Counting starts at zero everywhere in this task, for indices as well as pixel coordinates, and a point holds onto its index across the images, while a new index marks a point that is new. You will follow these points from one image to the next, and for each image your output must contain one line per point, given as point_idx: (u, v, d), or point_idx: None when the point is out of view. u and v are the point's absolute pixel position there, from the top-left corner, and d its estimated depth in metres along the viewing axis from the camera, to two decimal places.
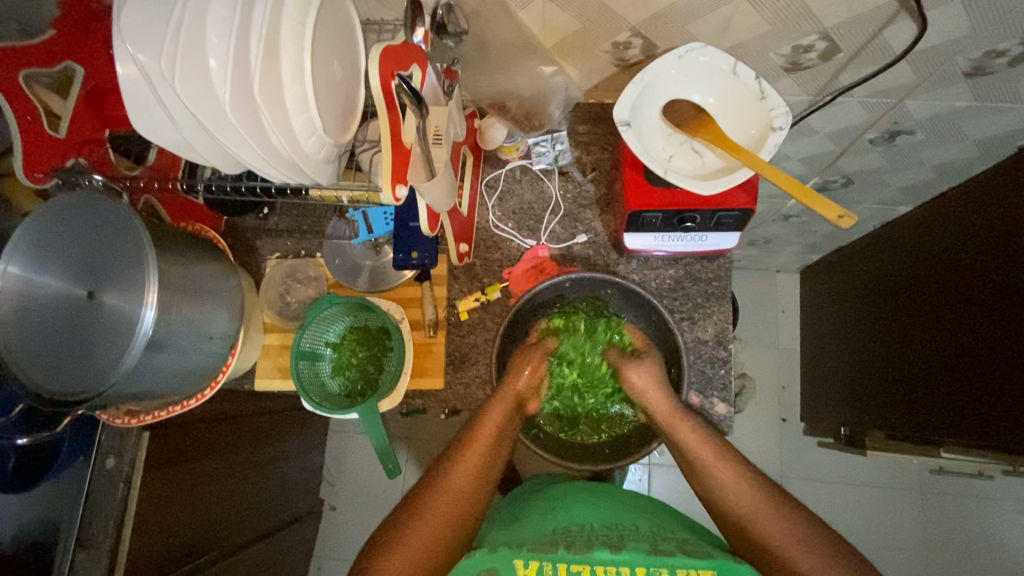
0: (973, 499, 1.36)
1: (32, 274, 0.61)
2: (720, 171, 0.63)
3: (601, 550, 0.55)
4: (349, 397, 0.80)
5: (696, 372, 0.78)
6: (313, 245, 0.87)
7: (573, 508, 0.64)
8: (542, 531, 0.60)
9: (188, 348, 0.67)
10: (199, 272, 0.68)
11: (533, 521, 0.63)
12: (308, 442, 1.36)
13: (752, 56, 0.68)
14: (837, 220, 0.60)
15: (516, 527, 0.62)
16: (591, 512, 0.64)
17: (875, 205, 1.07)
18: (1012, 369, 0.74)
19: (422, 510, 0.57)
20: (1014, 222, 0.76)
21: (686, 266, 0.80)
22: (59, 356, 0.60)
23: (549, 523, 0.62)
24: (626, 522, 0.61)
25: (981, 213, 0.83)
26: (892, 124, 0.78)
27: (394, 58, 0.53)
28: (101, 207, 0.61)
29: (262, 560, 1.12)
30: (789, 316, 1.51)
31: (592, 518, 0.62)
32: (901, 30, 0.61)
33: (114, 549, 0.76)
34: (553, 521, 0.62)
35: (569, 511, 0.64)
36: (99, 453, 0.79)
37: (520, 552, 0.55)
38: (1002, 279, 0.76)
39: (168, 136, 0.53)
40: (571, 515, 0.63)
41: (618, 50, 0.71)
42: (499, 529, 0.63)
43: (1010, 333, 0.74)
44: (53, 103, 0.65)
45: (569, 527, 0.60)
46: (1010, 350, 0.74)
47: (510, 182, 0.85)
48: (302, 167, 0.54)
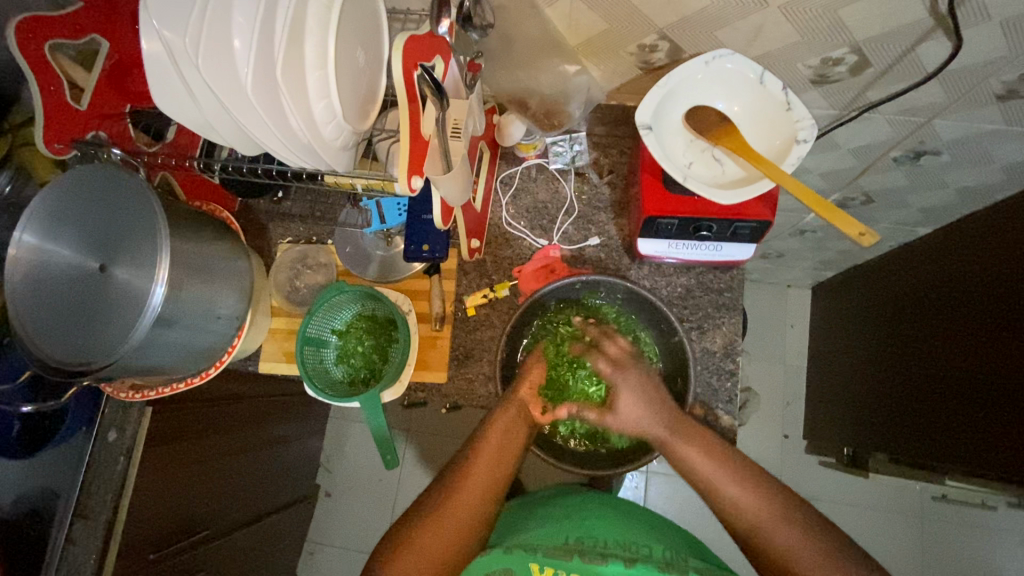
0: (974, 529, 1.34)
1: (45, 243, 0.61)
2: (740, 181, 0.62)
3: (612, 563, 0.60)
4: (352, 385, 0.80)
5: (702, 383, 0.77)
6: (324, 232, 0.87)
7: (586, 519, 0.66)
8: (558, 536, 0.63)
9: (195, 327, 0.67)
10: (210, 253, 0.68)
11: (548, 525, 0.66)
12: (308, 427, 1.36)
13: (779, 66, 0.67)
14: (857, 237, 0.59)
15: (533, 527, 0.66)
16: (608, 526, 0.66)
17: (894, 224, 1.06)
18: (1011, 404, 0.74)
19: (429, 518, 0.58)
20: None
21: (698, 275, 0.79)
22: (67, 328, 0.60)
23: (566, 528, 0.65)
24: (638, 541, 0.64)
25: (994, 243, 0.82)
26: (918, 144, 0.77)
27: (417, 48, 0.52)
28: (117, 182, 0.62)
29: (252, 543, 1.12)
30: (797, 332, 1.50)
31: (608, 533, 0.65)
32: (935, 48, 0.60)
33: (112, 520, 0.76)
34: (571, 528, 0.65)
35: (585, 521, 0.66)
36: (102, 426, 0.79)
37: (535, 555, 0.61)
38: (1006, 311, 0.76)
39: (186, 114, 0.52)
40: (589, 527, 0.65)
41: (643, 53, 0.70)
42: (517, 526, 0.67)
43: (1012, 367, 0.74)
44: (76, 74, 0.66)
45: (587, 538, 0.63)
46: (1011, 383, 0.74)
47: (526, 180, 0.85)
48: (320, 154, 0.54)
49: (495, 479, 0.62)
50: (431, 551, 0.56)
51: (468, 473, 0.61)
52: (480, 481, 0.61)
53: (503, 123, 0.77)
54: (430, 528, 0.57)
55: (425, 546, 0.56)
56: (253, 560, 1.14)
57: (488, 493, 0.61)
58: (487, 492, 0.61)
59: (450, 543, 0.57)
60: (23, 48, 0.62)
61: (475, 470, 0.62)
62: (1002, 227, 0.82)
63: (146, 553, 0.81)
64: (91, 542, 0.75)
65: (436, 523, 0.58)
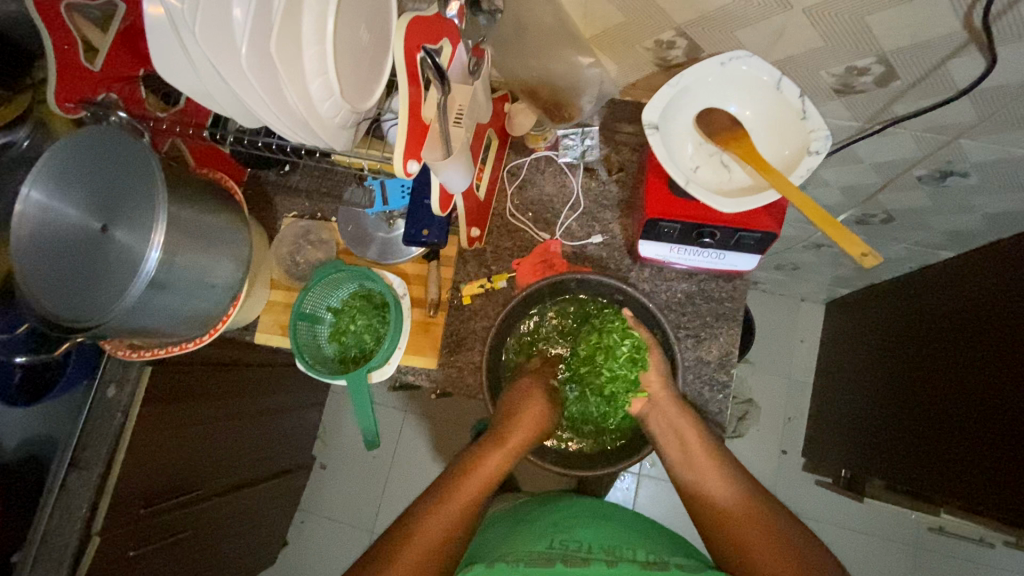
0: (969, 564, 1.31)
1: (50, 199, 0.62)
2: (746, 189, 0.59)
3: (598, 564, 0.60)
4: (342, 363, 0.81)
5: (692, 392, 0.76)
6: (329, 209, 0.87)
7: (567, 525, 0.68)
8: (541, 544, 0.63)
9: (189, 293, 0.67)
10: (209, 221, 0.68)
11: (531, 532, 0.67)
12: (307, 400, 1.38)
13: (801, 72, 0.65)
14: (860, 259, 0.56)
15: (513, 539, 0.66)
16: (590, 531, 0.66)
17: (915, 246, 1.02)
18: (1010, 440, 0.74)
19: (429, 515, 0.61)
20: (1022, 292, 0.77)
21: (700, 282, 0.77)
22: (66, 285, 0.61)
23: (547, 535, 0.65)
24: (621, 544, 0.65)
25: (995, 280, 0.83)
26: (944, 164, 0.73)
27: (421, 30, 0.51)
28: (124, 145, 0.62)
29: (242, 507, 1.15)
30: (807, 347, 1.46)
31: (591, 537, 0.65)
32: (967, 63, 0.56)
33: (105, 474, 0.79)
34: (553, 536, 0.65)
35: (569, 530, 0.66)
36: (102, 381, 0.82)
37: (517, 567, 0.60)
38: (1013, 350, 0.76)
39: (187, 82, 0.52)
40: (571, 533, 0.66)
41: (660, 49, 0.68)
42: (499, 540, 0.67)
43: (1008, 406, 0.75)
44: (90, 35, 0.66)
45: (568, 544, 0.64)
46: (1007, 421, 0.74)
47: (533, 172, 0.83)
48: (316, 130, 0.53)
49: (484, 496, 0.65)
50: (439, 531, 0.60)
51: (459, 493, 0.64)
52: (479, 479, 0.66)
53: (514, 112, 0.77)
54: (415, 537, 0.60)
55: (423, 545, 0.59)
56: (241, 522, 1.17)
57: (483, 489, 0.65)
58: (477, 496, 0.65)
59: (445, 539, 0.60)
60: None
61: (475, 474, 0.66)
62: (1012, 262, 0.81)
63: (138, 506, 0.84)
64: (84, 491, 0.78)
65: (429, 521, 0.61)
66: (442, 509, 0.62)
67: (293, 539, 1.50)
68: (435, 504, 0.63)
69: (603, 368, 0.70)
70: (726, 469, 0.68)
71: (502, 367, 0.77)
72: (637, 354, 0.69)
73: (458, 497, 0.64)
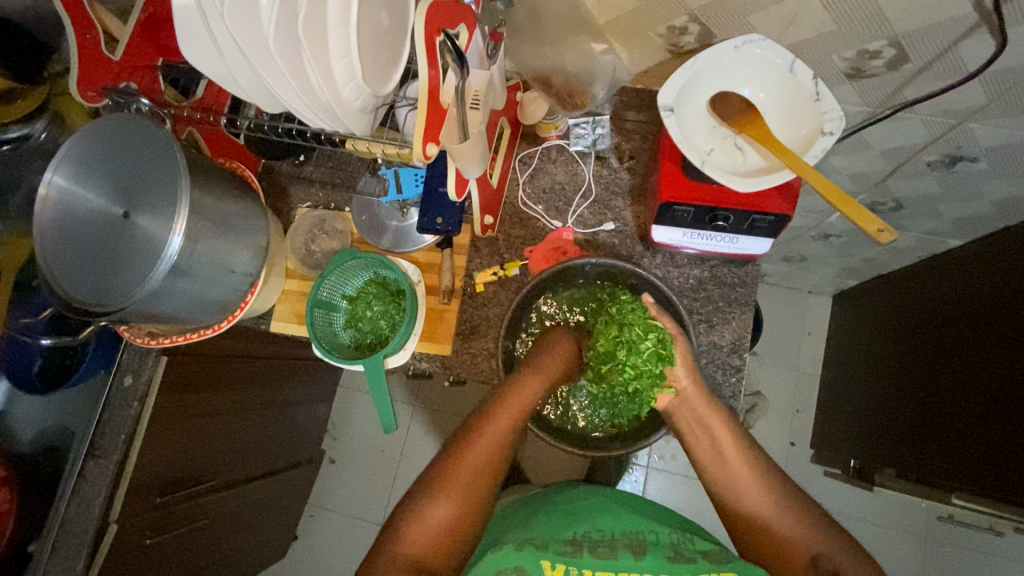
0: (979, 554, 1.31)
1: (72, 186, 0.63)
2: (761, 170, 0.60)
3: (625, 555, 0.61)
4: (358, 349, 0.82)
5: (705, 376, 0.76)
6: (343, 199, 0.88)
7: (589, 514, 0.67)
8: (566, 533, 0.64)
9: (209, 279, 0.68)
10: (228, 208, 0.69)
11: (553, 520, 0.66)
12: (317, 393, 1.39)
13: (813, 57, 0.65)
14: (876, 235, 0.57)
15: (535, 525, 0.66)
16: (612, 519, 0.67)
17: (924, 235, 1.02)
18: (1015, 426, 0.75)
19: (445, 490, 0.60)
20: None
21: (712, 268, 0.78)
22: (89, 270, 0.62)
23: (569, 524, 0.66)
24: (644, 530, 0.65)
25: (997, 272, 0.85)
26: (954, 149, 0.74)
27: (441, 14, 0.52)
28: (146, 133, 0.63)
29: (254, 499, 1.16)
30: (814, 340, 1.47)
31: (615, 525, 0.66)
32: (978, 45, 0.57)
33: (122, 462, 0.80)
34: (574, 524, 0.66)
35: (590, 519, 0.67)
36: (119, 370, 0.82)
37: (546, 552, 0.60)
38: (1017, 334, 0.77)
39: (212, 67, 0.53)
40: (593, 521, 0.66)
41: (673, 35, 0.68)
42: (517, 526, 0.66)
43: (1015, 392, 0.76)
44: (113, 26, 0.68)
45: (591, 532, 0.64)
46: (1012, 406, 0.75)
47: (545, 161, 0.84)
48: (338, 113, 0.54)
49: (496, 454, 0.63)
50: (452, 505, 0.60)
51: (472, 451, 0.62)
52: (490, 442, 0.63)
53: (527, 101, 0.78)
54: (431, 511, 0.59)
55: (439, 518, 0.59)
56: (253, 514, 1.18)
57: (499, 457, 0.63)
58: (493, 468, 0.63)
59: (461, 516, 0.60)
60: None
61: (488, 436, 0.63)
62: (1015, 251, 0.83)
63: (154, 495, 0.85)
64: (102, 479, 0.79)
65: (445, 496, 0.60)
66: (457, 480, 0.61)
67: (304, 533, 1.51)
68: (448, 470, 0.62)
69: (625, 366, 0.64)
70: (760, 468, 0.66)
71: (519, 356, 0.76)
72: (662, 350, 0.65)
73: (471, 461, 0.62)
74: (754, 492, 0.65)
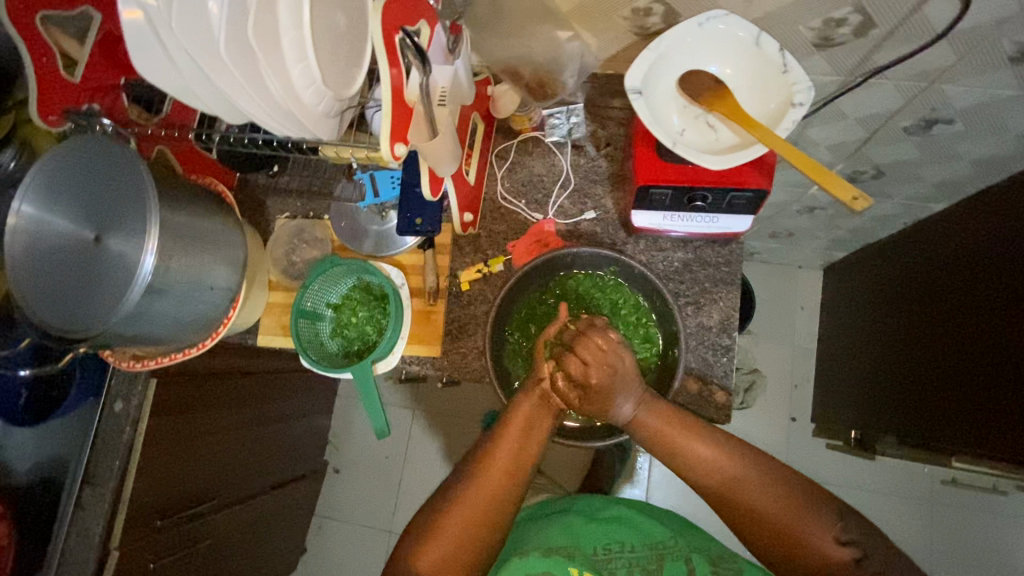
0: (986, 514, 1.31)
1: (41, 214, 0.62)
2: (733, 147, 0.60)
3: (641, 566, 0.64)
4: (347, 357, 0.81)
5: (696, 357, 0.76)
6: (321, 206, 0.87)
7: (604, 519, 0.70)
8: (581, 542, 0.66)
9: (187, 296, 0.67)
10: (201, 223, 0.68)
11: (572, 525, 0.68)
12: (315, 404, 1.38)
13: (779, 29, 0.65)
14: (851, 202, 0.56)
15: (552, 528, 0.68)
16: (626, 528, 0.69)
17: (907, 201, 1.02)
18: (1020, 382, 0.73)
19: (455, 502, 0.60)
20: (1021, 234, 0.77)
21: (696, 249, 0.78)
22: (64, 297, 0.61)
23: (586, 534, 0.67)
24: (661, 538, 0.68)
25: (993, 225, 0.83)
26: (928, 112, 0.74)
27: (397, 10, 0.52)
28: (112, 155, 0.62)
29: (258, 514, 1.15)
30: (807, 313, 1.47)
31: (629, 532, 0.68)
32: (943, 5, 0.57)
33: (119, 487, 0.79)
34: (594, 531, 0.68)
35: (606, 525, 0.69)
36: (109, 396, 0.81)
37: (573, 561, 0.63)
38: (1018, 287, 0.75)
39: (171, 85, 0.53)
40: (609, 530, 0.68)
41: (637, 17, 0.68)
42: (539, 528, 0.69)
43: (1020, 348, 0.74)
44: (68, 46, 0.65)
45: (610, 544, 0.67)
46: (1017, 363, 0.74)
47: (521, 154, 0.83)
48: (302, 119, 0.54)
49: (511, 474, 0.62)
50: (459, 518, 0.59)
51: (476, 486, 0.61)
52: (501, 464, 0.62)
53: (498, 95, 0.77)
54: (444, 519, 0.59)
55: (448, 534, 0.58)
56: (259, 530, 1.17)
57: (512, 473, 0.62)
58: (505, 479, 0.62)
59: (474, 534, 0.59)
60: (17, 19, 0.61)
61: (498, 454, 0.62)
62: (1011, 205, 0.81)
63: (153, 518, 0.84)
64: (100, 507, 0.78)
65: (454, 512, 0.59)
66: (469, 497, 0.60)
67: (313, 545, 1.51)
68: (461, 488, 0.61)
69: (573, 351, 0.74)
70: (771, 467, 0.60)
71: (505, 357, 0.76)
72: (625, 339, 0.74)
73: (484, 482, 0.61)
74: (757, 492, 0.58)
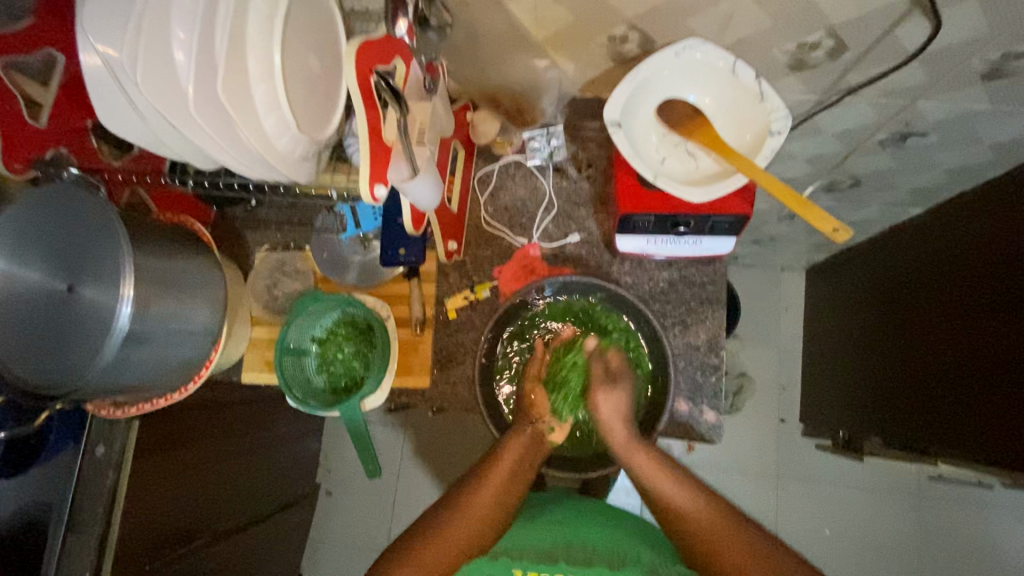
0: (971, 506, 1.34)
1: (9, 266, 0.60)
2: (713, 176, 0.60)
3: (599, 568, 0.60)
4: (334, 394, 0.80)
5: (685, 377, 0.76)
6: (302, 238, 0.86)
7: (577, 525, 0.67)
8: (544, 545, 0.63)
9: (167, 342, 0.66)
10: (178, 266, 0.66)
11: (538, 531, 0.65)
12: (305, 429, 1.36)
13: (755, 53, 0.65)
14: (832, 234, 0.58)
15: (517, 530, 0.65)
16: (596, 533, 0.66)
17: (885, 207, 1.04)
18: (1008, 387, 0.73)
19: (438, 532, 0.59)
20: (1009, 237, 0.76)
21: (680, 269, 0.78)
22: (38, 350, 0.59)
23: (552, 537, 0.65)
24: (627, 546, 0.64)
25: (980, 227, 0.83)
26: (903, 126, 0.75)
27: (371, 54, 0.51)
28: (79, 202, 0.61)
29: (251, 546, 1.13)
30: (792, 315, 1.48)
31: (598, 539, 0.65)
32: (915, 29, 0.57)
33: (104, 533, 0.76)
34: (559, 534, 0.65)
35: (576, 529, 0.66)
36: (89, 443, 0.77)
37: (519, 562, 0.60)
38: (1007, 290, 0.75)
39: (140, 135, 0.51)
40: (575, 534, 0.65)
41: (614, 44, 0.68)
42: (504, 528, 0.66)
43: (1008, 352, 0.74)
44: (31, 90, 0.62)
45: (572, 547, 0.63)
46: (1005, 368, 0.74)
47: (504, 178, 0.83)
48: (278, 166, 0.53)
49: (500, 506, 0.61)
50: (444, 551, 0.57)
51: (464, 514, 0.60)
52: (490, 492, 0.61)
53: (478, 121, 0.78)
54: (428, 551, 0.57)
55: (425, 563, 0.56)
56: (253, 562, 1.15)
57: (501, 504, 0.61)
58: (495, 510, 0.61)
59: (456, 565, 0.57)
60: None
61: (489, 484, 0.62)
62: (997, 209, 0.80)
63: (142, 562, 0.82)
64: (85, 555, 0.75)
65: (436, 542, 0.58)
66: (452, 528, 0.59)
67: (308, 570, 1.49)
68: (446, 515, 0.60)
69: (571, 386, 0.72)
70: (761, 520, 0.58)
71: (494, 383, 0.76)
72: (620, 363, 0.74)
73: (472, 512, 0.60)
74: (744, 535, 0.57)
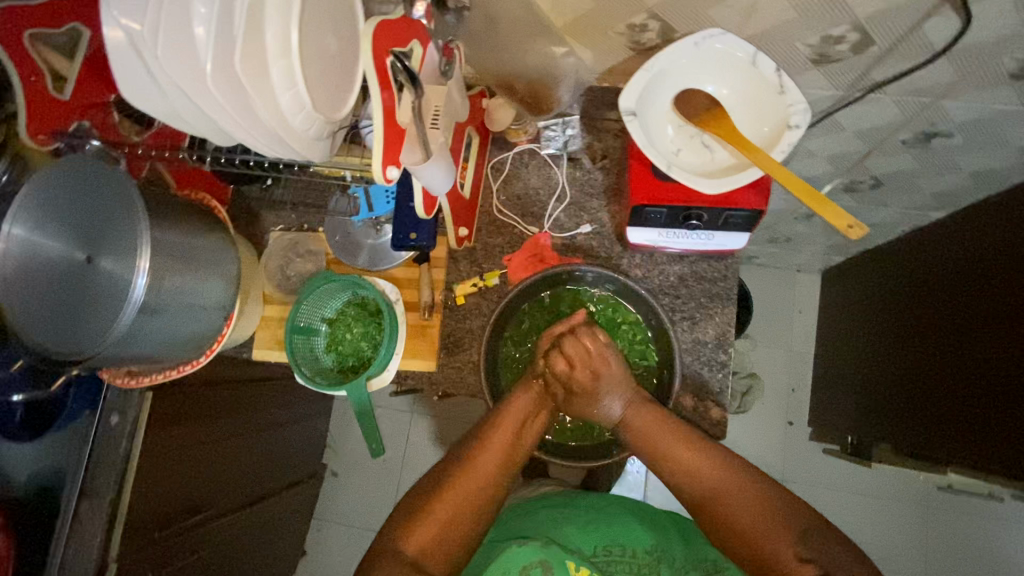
0: (981, 518, 1.32)
1: (31, 234, 0.61)
2: (728, 168, 0.59)
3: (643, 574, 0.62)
4: (341, 373, 0.81)
5: (691, 373, 0.76)
6: (315, 219, 0.87)
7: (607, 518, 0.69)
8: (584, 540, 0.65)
9: (180, 316, 0.67)
10: (195, 242, 0.68)
11: (571, 523, 0.67)
12: (314, 410, 1.38)
13: (777, 45, 0.64)
14: (845, 229, 0.56)
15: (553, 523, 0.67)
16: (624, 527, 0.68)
17: (905, 210, 1.02)
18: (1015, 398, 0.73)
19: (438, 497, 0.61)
20: None
21: (692, 263, 0.77)
22: (55, 318, 0.61)
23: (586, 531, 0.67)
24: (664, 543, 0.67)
25: (1001, 234, 0.81)
26: (928, 126, 0.73)
27: (388, 34, 0.51)
28: (102, 176, 0.62)
29: (257, 521, 1.15)
30: (805, 317, 1.47)
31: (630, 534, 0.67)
32: (943, 24, 0.56)
33: (116, 499, 0.77)
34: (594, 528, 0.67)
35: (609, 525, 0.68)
36: (104, 410, 0.79)
37: (570, 554, 0.62)
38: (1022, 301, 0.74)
39: (156, 107, 0.52)
40: (610, 529, 0.67)
41: (633, 33, 0.67)
42: (540, 520, 0.68)
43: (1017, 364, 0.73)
44: (55, 62, 0.64)
45: (610, 545, 0.66)
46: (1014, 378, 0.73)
47: (517, 166, 0.83)
48: (292, 144, 0.53)
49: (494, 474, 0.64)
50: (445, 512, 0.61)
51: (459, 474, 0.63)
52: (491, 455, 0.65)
53: (493, 108, 0.77)
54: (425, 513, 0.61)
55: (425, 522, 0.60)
56: (259, 536, 1.18)
57: (497, 469, 0.65)
58: (495, 475, 0.64)
59: (454, 532, 0.60)
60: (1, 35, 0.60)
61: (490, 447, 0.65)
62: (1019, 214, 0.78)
63: (152, 530, 0.84)
64: (96, 520, 0.76)
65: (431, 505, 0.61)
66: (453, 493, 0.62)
67: (313, 548, 1.52)
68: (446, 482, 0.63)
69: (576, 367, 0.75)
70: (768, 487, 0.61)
71: (499, 369, 0.76)
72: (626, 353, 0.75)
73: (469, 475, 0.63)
74: (747, 510, 0.59)
